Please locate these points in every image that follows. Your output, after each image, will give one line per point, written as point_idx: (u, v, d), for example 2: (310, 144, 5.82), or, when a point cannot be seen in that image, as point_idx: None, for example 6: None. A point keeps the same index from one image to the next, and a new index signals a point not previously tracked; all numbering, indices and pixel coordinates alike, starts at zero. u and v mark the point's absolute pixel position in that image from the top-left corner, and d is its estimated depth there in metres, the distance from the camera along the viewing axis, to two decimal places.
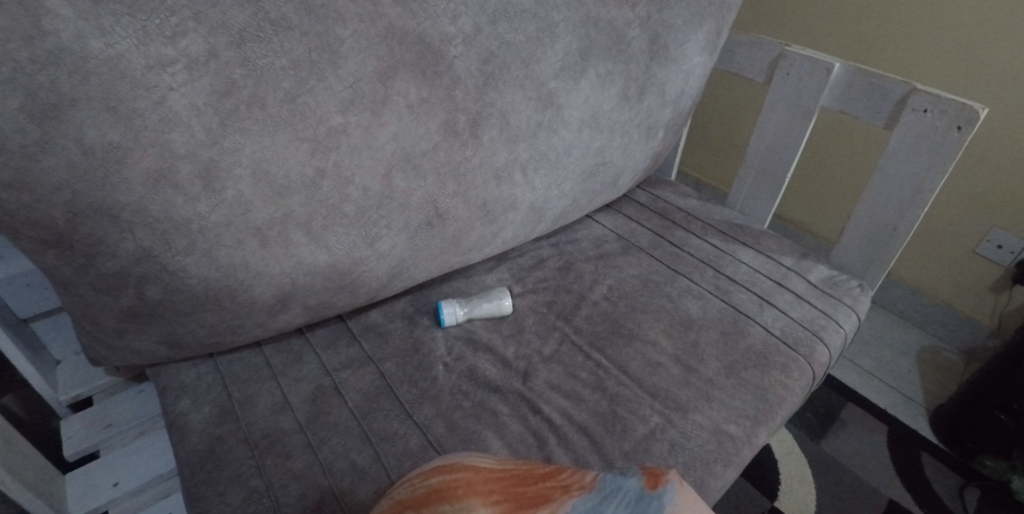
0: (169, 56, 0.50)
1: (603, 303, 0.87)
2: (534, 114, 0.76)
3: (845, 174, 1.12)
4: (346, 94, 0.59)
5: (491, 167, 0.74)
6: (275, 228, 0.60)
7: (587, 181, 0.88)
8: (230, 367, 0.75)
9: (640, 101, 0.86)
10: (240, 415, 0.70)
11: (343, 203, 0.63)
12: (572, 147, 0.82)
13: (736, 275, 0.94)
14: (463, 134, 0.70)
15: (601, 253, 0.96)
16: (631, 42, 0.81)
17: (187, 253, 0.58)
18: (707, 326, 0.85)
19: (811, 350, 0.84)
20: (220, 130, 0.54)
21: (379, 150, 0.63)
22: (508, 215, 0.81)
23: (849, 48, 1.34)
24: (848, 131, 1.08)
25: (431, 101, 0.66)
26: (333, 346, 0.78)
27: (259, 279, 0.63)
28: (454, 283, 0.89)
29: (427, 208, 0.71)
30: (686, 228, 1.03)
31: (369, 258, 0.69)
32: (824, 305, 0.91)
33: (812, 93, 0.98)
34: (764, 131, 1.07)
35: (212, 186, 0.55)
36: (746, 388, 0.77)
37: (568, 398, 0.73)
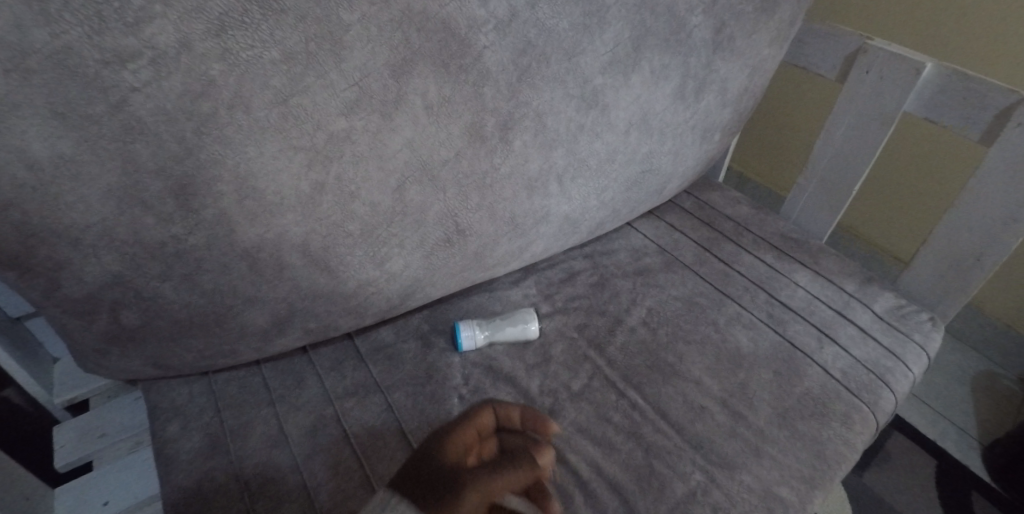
0: (131, 49, 0.40)
1: (641, 329, 0.77)
2: (575, 116, 0.65)
3: (923, 195, 0.99)
4: (351, 94, 0.49)
5: (522, 176, 0.64)
6: (267, 251, 0.51)
7: (630, 190, 0.77)
8: (225, 388, 0.68)
9: (697, 100, 0.74)
10: (232, 446, 0.63)
11: (347, 221, 0.54)
12: (616, 152, 0.71)
13: (791, 301, 0.83)
14: (490, 140, 0.59)
15: (640, 267, 0.86)
16: (693, 31, 0.69)
17: (164, 279, 0.50)
18: (759, 364, 0.74)
19: (876, 397, 0.73)
20: (195, 139, 0.44)
21: (391, 158, 0.53)
22: (539, 228, 0.71)
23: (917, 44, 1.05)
24: (932, 142, 0.95)
25: (454, 100, 0.55)
26: (338, 369, 0.70)
27: (251, 304, 0.55)
28: (475, 298, 0.80)
29: (445, 224, 0.61)
30: (736, 241, 0.92)
31: (377, 280, 0.60)
32: (891, 342, 0.80)
33: (895, 94, 0.85)
34: (831, 135, 0.94)
35: (189, 205, 0.46)
36: (801, 442, 0.67)
37: (598, 445, 0.65)
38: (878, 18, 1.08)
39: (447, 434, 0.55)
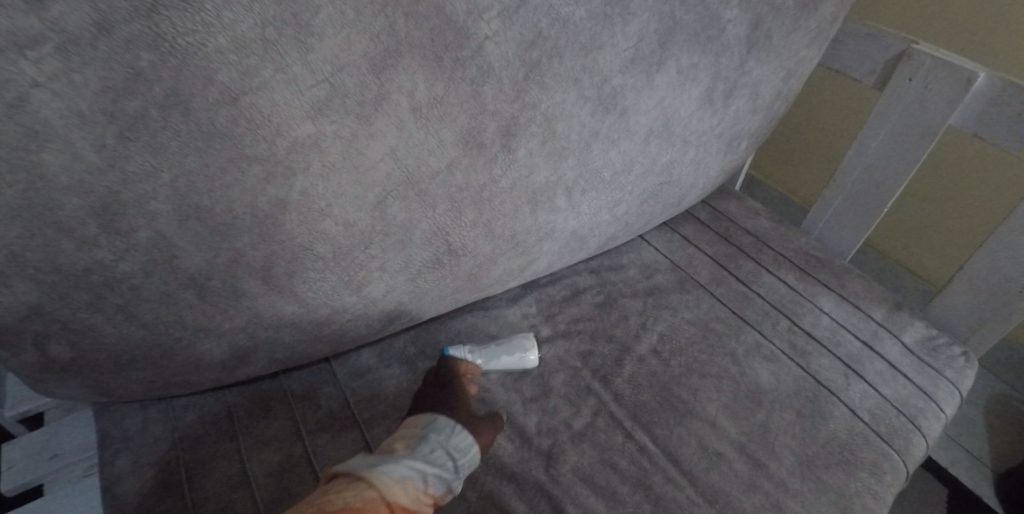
0: (32, 31, 0.31)
1: (651, 359, 0.69)
2: (590, 121, 0.56)
3: (964, 219, 0.92)
4: (320, 93, 0.40)
5: (526, 190, 0.56)
6: (220, 278, 0.43)
7: (645, 203, 0.70)
8: (184, 416, 0.60)
9: (725, 105, 0.66)
10: (186, 486, 0.55)
11: (316, 242, 0.45)
12: (634, 162, 0.63)
13: (815, 330, 0.75)
14: (490, 148, 0.50)
15: (651, 286, 0.78)
16: (727, 26, 0.60)
17: (93, 309, 0.41)
18: (781, 403, 0.67)
19: (907, 444, 0.66)
20: (123, 148, 0.36)
21: (369, 170, 0.44)
22: (542, 245, 0.63)
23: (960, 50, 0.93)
24: (980, 158, 0.87)
25: (448, 100, 0.46)
26: (312, 397, 0.63)
27: (205, 334, 0.47)
28: (469, 317, 0.72)
29: (435, 243, 0.53)
30: (755, 258, 0.84)
31: (353, 307, 0.52)
32: (922, 379, 0.72)
33: (941, 104, 0.76)
34: (864, 145, 0.86)
35: (119, 225, 0.38)
36: (827, 497, 0.60)
37: (601, 497, 0.57)
38: (920, 19, 0.97)
39: (456, 379, 0.60)
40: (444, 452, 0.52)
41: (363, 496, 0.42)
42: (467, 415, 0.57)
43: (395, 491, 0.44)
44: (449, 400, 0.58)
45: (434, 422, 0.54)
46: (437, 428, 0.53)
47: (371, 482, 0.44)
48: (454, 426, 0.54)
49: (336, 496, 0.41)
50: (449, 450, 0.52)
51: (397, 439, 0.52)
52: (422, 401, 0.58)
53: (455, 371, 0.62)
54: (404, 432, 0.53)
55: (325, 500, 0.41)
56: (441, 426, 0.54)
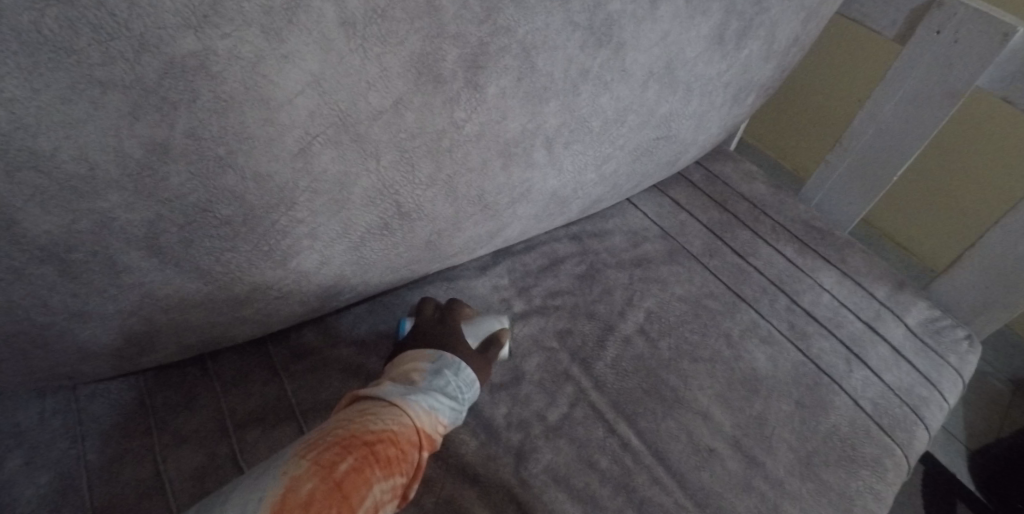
0: None
1: (636, 340, 0.61)
2: (578, 57, 0.45)
3: (971, 195, 0.87)
4: None
5: (497, 140, 0.45)
6: (89, 245, 0.33)
7: (637, 161, 0.60)
8: (83, 407, 0.49)
9: (736, 48, 0.56)
10: (84, 494, 0.45)
11: (219, 202, 0.35)
12: (628, 111, 0.53)
13: (815, 309, 0.68)
14: (452, 84, 0.40)
15: (638, 256, 0.70)
16: None
17: None
18: (778, 392, 0.60)
19: (909, 437, 0.60)
20: None
21: (287, 107, 0.34)
22: (516, 208, 0.53)
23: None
24: (1005, 124, 0.79)
25: (393, 17, 0.35)
26: (242, 384, 0.53)
27: (83, 317, 0.36)
28: (431, 289, 0.63)
29: (381, 205, 0.42)
30: (751, 226, 0.76)
31: (279, 282, 0.42)
32: (926, 365, 0.66)
33: (969, 59, 0.68)
34: (879, 103, 0.77)
35: None
36: (826, 498, 0.54)
37: (577, 501, 0.50)
38: None
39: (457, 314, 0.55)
40: (458, 384, 0.49)
41: (397, 423, 0.43)
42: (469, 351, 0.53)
43: (424, 421, 0.45)
44: (451, 337, 0.53)
45: (445, 355, 0.50)
46: (450, 361, 0.50)
47: (404, 409, 0.44)
48: (461, 362, 0.51)
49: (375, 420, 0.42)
50: (462, 381, 0.50)
51: (413, 364, 0.49)
52: (421, 335, 0.53)
53: (460, 312, 0.56)
54: (419, 357, 0.50)
55: (364, 420, 0.42)
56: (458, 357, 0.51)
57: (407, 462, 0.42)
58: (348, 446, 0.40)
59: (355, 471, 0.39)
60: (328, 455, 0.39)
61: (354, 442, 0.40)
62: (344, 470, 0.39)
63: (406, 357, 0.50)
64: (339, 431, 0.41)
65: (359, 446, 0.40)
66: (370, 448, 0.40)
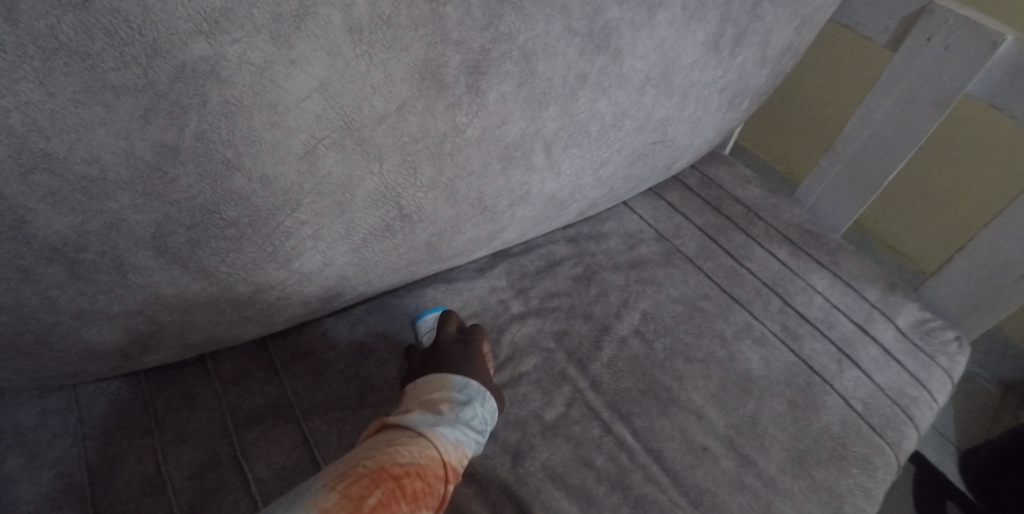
0: None
1: (632, 341, 0.62)
2: (577, 63, 0.46)
3: (960, 201, 0.88)
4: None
5: (497, 145, 0.46)
6: (98, 246, 0.33)
7: (634, 164, 0.61)
8: (84, 406, 0.50)
9: (731, 55, 0.57)
10: (86, 493, 0.45)
11: (225, 203, 0.35)
12: (625, 116, 0.54)
13: (808, 311, 0.69)
14: (454, 89, 0.41)
15: (634, 258, 0.71)
16: None
17: None
18: (771, 392, 0.61)
19: (899, 436, 0.61)
20: None
21: (294, 110, 0.34)
22: (515, 210, 0.54)
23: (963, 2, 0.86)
24: (991, 131, 0.81)
25: (398, 24, 0.35)
26: (243, 383, 0.54)
27: (90, 316, 0.37)
28: (430, 290, 0.63)
29: (383, 207, 0.43)
30: (745, 229, 0.77)
31: (283, 283, 0.43)
32: (916, 366, 0.67)
33: (958, 67, 0.69)
34: (871, 109, 0.78)
35: None
36: (817, 496, 0.55)
37: (575, 498, 0.50)
38: None
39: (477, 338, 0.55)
40: (484, 415, 0.49)
41: (425, 455, 0.43)
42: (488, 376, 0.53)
43: (450, 454, 0.45)
44: (470, 359, 0.53)
45: (471, 383, 0.50)
46: (476, 390, 0.50)
47: (432, 441, 0.44)
48: (485, 391, 0.51)
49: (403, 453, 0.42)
50: (486, 412, 0.50)
51: (441, 390, 0.49)
52: (441, 355, 0.53)
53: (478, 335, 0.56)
54: (446, 382, 0.50)
55: (394, 451, 0.42)
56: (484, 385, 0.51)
57: (432, 496, 0.42)
58: (378, 479, 0.40)
59: (382, 506, 0.39)
60: (357, 488, 0.39)
61: (382, 476, 0.40)
62: (371, 504, 0.39)
63: (433, 381, 0.50)
64: (368, 463, 0.41)
65: (387, 480, 0.40)
66: (397, 482, 0.40)
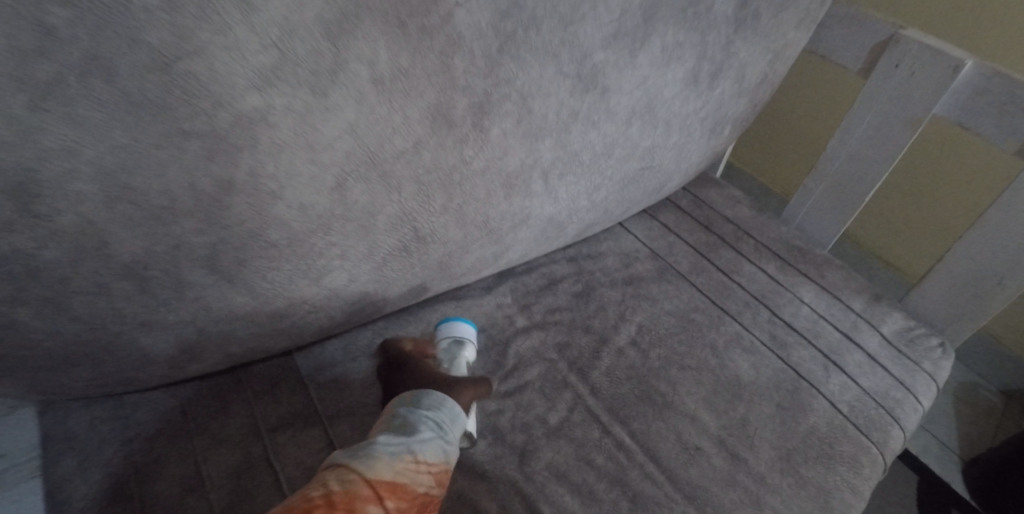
0: None
1: (630, 351, 0.67)
2: (568, 101, 0.53)
3: (938, 216, 0.93)
4: (268, 62, 0.35)
5: (501, 174, 0.52)
6: (162, 266, 0.39)
7: (626, 188, 0.67)
8: (130, 415, 0.55)
9: (710, 88, 0.64)
10: (134, 492, 0.50)
11: (269, 228, 0.42)
12: (615, 145, 0.60)
13: (795, 321, 0.74)
14: (462, 127, 0.47)
15: (631, 275, 0.76)
16: (714, 3, 0.56)
17: (13, 302, 0.36)
18: (760, 396, 0.65)
19: (884, 436, 0.65)
20: (38, 120, 0.31)
21: (327, 149, 0.41)
22: (518, 232, 0.60)
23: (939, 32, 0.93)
24: (961, 150, 0.86)
25: (414, 75, 0.42)
26: (273, 392, 0.59)
27: (149, 327, 0.43)
28: (441, 307, 0.69)
29: (401, 230, 0.49)
30: (736, 246, 0.82)
31: (313, 298, 0.48)
32: (900, 371, 0.71)
33: (926, 92, 0.75)
34: (849, 132, 0.84)
35: (35, 207, 0.33)
36: (806, 491, 0.59)
37: (577, 494, 0.55)
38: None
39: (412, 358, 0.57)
40: (421, 417, 0.49)
41: (341, 481, 0.42)
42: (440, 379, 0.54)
43: (375, 467, 0.44)
44: (409, 378, 0.54)
45: (402, 398, 0.51)
46: (407, 401, 0.50)
47: (349, 466, 0.44)
48: (420, 394, 0.51)
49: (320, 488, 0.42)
50: (424, 413, 0.49)
51: (377, 421, 0.50)
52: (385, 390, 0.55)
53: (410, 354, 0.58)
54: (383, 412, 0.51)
55: (309, 490, 0.42)
56: (417, 393, 0.51)
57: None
58: None
59: None
60: None
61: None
62: None
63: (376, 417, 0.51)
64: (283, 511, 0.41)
65: None
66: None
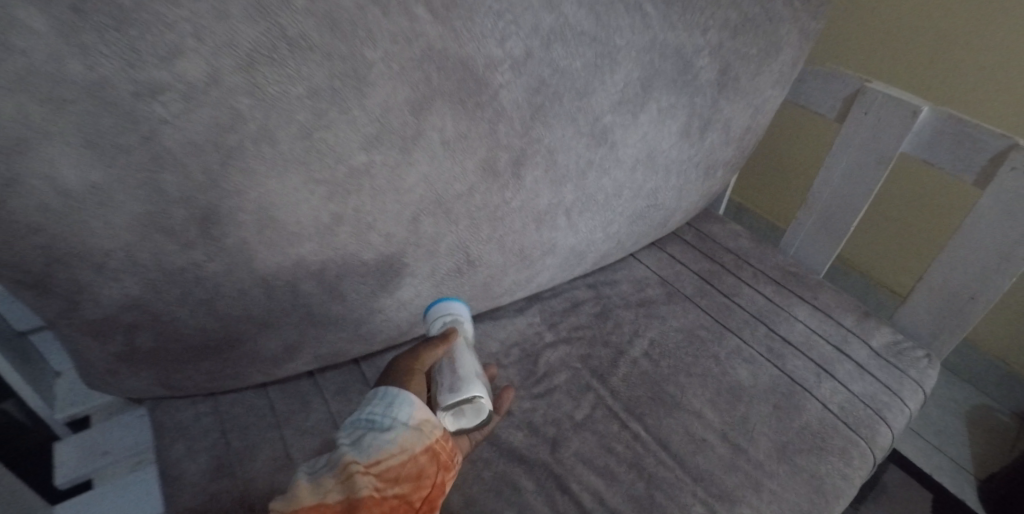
0: (163, 82, 0.41)
1: (643, 361, 0.78)
2: (585, 152, 0.66)
3: (916, 241, 1.05)
4: (372, 129, 0.50)
5: (532, 210, 0.66)
6: (284, 278, 0.53)
7: (635, 223, 0.80)
8: (230, 410, 0.68)
9: (701, 139, 0.77)
10: (237, 470, 0.62)
11: (362, 251, 0.55)
12: (623, 188, 0.74)
13: (791, 335, 0.84)
14: (503, 174, 0.61)
15: (643, 298, 0.88)
16: (699, 72, 0.71)
17: (179, 303, 0.50)
18: (758, 397, 0.75)
19: (872, 432, 0.74)
20: (222, 172, 0.45)
21: (407, 191, 0.55)
22: (546, 259, 0.73)
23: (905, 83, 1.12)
24: (927, 182, 0.99)
25: (470, 136, 0.57)
26: (344, 393, 0.71)
27: (265, 327, 0.56)
28: (481, 325, 0.81)
29: (455, 254, 0.62)
30: (736, 273, 0.94)
31: (386, 309, 0.62)
32: (888, 378, 0.80)
33: (893, 136, 0.87)
34: (831, 172, 0.96)
35: (210, 232, 0.47)
36: (800, 477, 0.68)
37: (600, 475, 0.65)
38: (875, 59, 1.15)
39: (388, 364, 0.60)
40: (354, 427, 0.54)
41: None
42: (403, 367, 0.58)
43: (310, 492, 0.50)
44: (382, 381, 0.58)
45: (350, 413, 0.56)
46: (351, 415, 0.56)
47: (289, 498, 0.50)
48: (367, 396, 0.56)
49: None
50: (358, 420, 0.55)
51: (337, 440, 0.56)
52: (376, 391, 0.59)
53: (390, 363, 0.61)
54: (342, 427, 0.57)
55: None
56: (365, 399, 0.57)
57: None
58: None
59: None
60: None
61: None
62: None
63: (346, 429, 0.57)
64: None
65: None
66: None
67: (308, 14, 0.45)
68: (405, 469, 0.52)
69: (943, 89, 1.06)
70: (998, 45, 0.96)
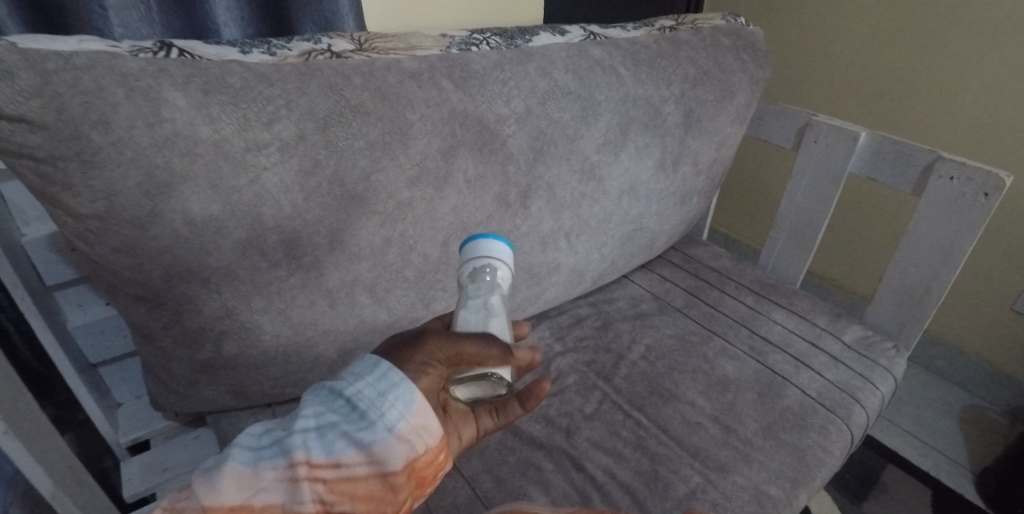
0: (265, 140, 0.57)
1: (641, 363, 0.89)
2: (578, 186, 0.81)
3: (867, 250, 1.26)
4: (413, 172, 0.66)
5: (538, 234, 0.80)
6: (344, 291, 0.66)
7: (625, 245, 0.94)
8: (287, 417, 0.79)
9: (675, 170, 0.92)
10: None
11: (405, 268, 0.69)
12: (613, 214, 0.88)
13: (771, 335, 0.96)
14: (513, 203, 0.75)
15: (639, 312, 1.00)
16: (667, 117, 0.87)
17: (263, 312, 0.63)
18: (744, 387, 0.86)
19: (847, 411, 0.84)
20: (303, 205, 0.60)
21: (439, 219, 0.69)
22: (551, 277, 0.86)
23: (851, 110, 1.35)
24: (873, 199, 1.21)
25: (487, 175, 0.72)
26: None
27: (325, 335, 0.67)
28: None
29: None
30: (720, 288, 1.07)
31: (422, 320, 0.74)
32: (860, 366, 0.92)
33: (840, 159, 1.02)
34: (794, 195, 1.11)
35: (292, 253, 0.61)
36: (784, 449, 0.78)
37: (610, 455, 0.76)
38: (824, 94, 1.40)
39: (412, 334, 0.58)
40: (334, 407, 0.51)
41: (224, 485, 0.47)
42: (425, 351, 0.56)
43: (256, 471, 0.47)
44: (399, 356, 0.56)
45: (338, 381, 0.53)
46: (336, 387, 0.53)
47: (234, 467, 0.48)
48: (368, 369, 0.53)
49: (188, 497, 0.47)
50: (341, 401, 0.52)
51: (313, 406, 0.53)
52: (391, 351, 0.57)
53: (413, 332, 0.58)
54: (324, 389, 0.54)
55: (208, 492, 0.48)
56: (356, 372, 0.54)
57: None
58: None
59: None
60: None
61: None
62: None
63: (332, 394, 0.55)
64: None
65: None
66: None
67: (364, 89, 0.63)
68: (365, 486, 0.49)
69: (928, 126, 1.23)
70: (969, 81, 1.15)
